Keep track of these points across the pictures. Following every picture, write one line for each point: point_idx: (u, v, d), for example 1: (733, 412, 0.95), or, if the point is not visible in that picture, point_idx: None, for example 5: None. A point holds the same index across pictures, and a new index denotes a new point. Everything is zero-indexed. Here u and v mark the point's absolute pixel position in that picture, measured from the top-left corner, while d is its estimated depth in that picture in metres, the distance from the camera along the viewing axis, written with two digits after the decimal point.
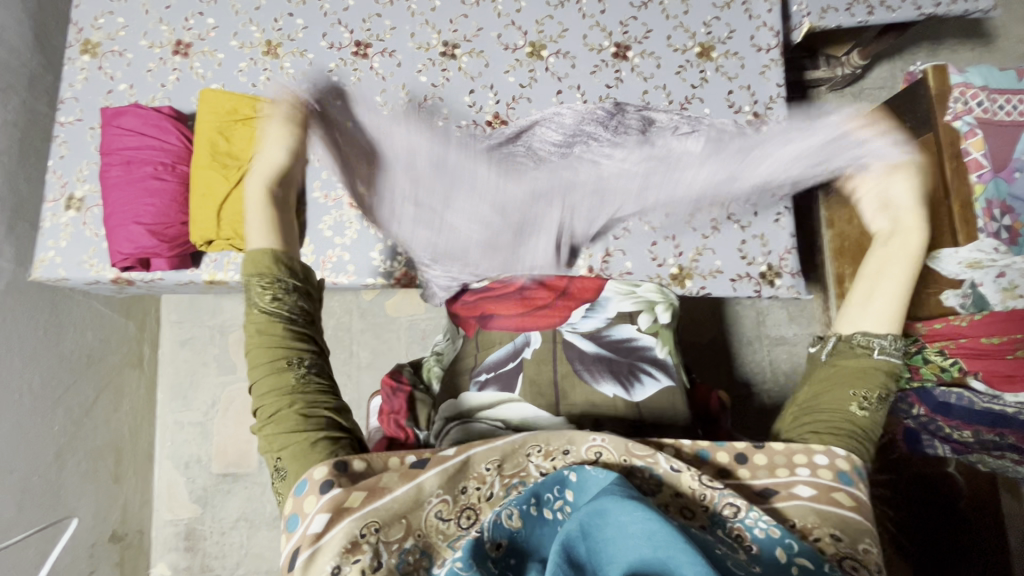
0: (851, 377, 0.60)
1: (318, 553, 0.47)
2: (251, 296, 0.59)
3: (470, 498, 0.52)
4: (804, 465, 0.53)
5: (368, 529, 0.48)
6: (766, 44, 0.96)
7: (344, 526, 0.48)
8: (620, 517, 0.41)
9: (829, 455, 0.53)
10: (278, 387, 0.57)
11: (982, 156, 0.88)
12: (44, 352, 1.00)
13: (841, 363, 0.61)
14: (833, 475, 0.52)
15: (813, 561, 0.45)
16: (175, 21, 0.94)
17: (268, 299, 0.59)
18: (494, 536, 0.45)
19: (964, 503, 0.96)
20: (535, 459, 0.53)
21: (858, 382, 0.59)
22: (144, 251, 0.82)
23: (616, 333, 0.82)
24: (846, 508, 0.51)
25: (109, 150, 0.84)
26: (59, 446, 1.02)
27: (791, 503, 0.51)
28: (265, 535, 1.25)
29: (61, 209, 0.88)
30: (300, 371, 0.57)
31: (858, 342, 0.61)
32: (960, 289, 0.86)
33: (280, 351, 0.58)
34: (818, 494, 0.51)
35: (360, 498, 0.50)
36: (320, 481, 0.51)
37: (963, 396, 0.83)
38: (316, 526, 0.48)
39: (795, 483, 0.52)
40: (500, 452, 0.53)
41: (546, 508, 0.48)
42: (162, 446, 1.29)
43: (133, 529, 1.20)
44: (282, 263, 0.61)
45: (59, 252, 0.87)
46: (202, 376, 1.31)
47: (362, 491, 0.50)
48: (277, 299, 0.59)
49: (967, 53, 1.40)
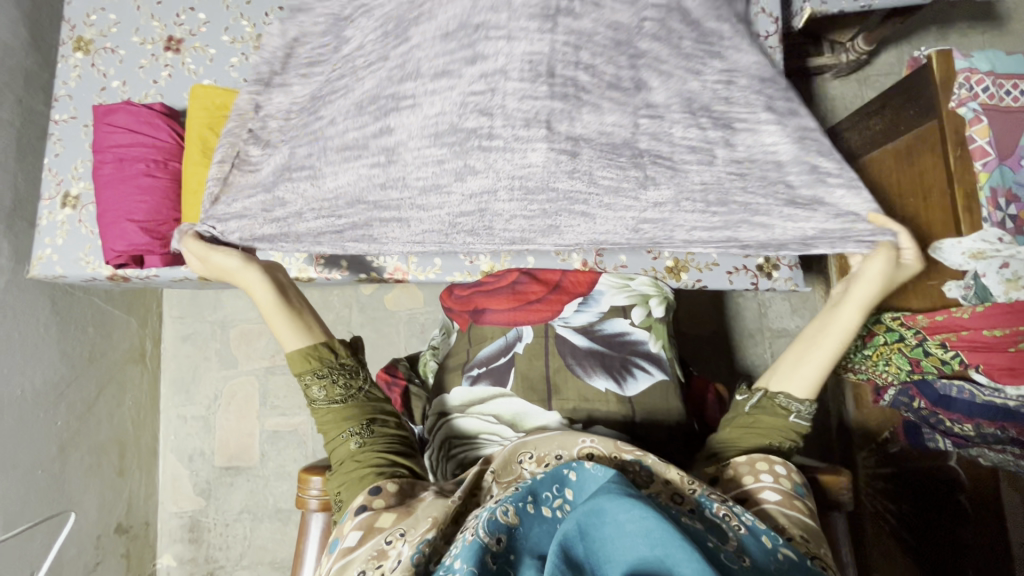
0: (769, 429, 0.62)
1: (348, 564, 0.51)
2: (308, 395, 0.66)
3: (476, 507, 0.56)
4: (767, 472, 0.56)
5: (394, 536, 0.51)
6: (765, 31, 0.95)
7: (371, 539, 0.52)
8: (617, 515, 0.41)
9: (787, 468, 0.57)
10: (344, 454, 0.63)
11: (988, 143, 0.86)
12: (44, 348, 1.01)
13: (762, 417, 0.63)
14: (790, 485, 0.55)
15: (795, 552, 0.45)
16: (167, 17, 0.93)
17: (318, 391, 0.65)
18: (491, 532, 0.45)
19: (963, 497, 0.91)
20: (529, 465, 0.57)
21: (772, 434, 0.62)
22: (135, 248, 0.80)
23: (609, 327, 0.81)
24: (807, 514, 0.53)
25: (102, 147, 0.83)
26: (62, 441, 1.04)
27: (760, 507, 0.53)
28: (268, 527, 1.27)
29: (57, 206, 0.88)
30: (355, 439, 0.63)
31: (781, 401, 0.62)
32: (964, 280, 0.85)
33: (339, 425, 0.64)
34: (783, 499, 0.54)
35: (390, 517, 0.54)
36: (358, 506, 0.56)
37: (963, 389, 0.82)
38: (350, 542, 0.52)
39: (762, 489, 0.54)
40: (498, 462, 0.58)
41: (544, 506, 0.48)
42: (166, 440, 1.31)
43: (139, 521, 1.23)
44: (315, 357, 0.66)
45: (56, 250, 0.87)
46: (204, 370, 1.32)
47: (393, 512, 0.54)
48: (326, 386, 0.65)
49: (978, 37, 1.36)
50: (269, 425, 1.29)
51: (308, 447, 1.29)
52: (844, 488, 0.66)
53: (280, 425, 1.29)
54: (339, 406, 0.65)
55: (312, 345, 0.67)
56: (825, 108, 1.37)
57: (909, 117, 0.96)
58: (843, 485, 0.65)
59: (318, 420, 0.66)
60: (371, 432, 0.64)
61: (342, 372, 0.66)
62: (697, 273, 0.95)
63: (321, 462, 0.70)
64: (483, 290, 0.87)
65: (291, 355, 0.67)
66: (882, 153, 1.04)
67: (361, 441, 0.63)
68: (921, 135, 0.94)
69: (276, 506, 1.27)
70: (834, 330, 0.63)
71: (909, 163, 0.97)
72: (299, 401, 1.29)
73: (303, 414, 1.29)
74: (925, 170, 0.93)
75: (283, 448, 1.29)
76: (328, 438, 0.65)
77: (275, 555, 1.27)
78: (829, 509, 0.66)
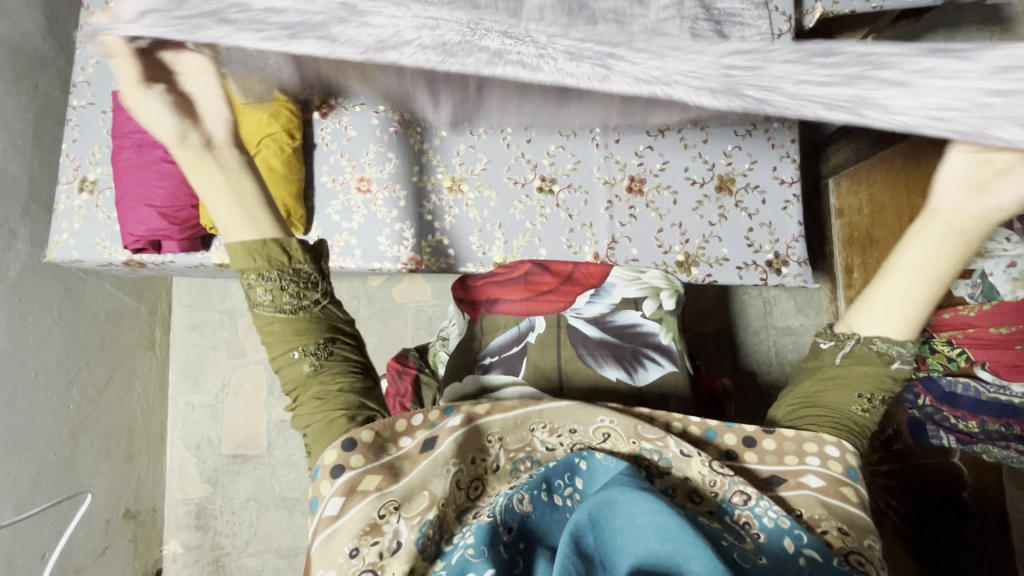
0: (861, 380, 0.56)
1: (337, 535, 0.49)
2: (249, 296, 0.53)
3: (478, 468, 0.54)
4: (815, 455, 0.54)
5: (388, 510, 0.50)
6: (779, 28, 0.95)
7: (361, 508, 0.50)
8: (628, 508, 0.43)
9: (840, 449, 0.54)
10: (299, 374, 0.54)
11: None
12: (58, 333, 1.02)
13: (855, 368, 0.57)
14: (840, 468, 0.53)
15: (819, 552, 0.45)
16: None
17: (264, 296, 0.53)
18: (506, 518, 0.47)
19: (968, 493, 0.98)
20: (540, 435, 0.56)
21: (861, 386, 0.57)
22: (155, 233, 0.81)
23: (620, 319, 0.82)
24: (849, 502, 0.51)
25: (120, 133, 0.83)
26: (74, 425, 1.05)
27: (797, 492, 0.52)
28: (275, 515, 1.28)
29: (74, 191, 0.89)
30: (310, 361, 0.54)
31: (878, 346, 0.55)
32: (970, 279, 0.86)
33: (287, 338, 0.54)
34: (826, 485, 0.52)
35: (377, 480, 0.51)
36: (332, 465, 0.51)
37: (969, 386, 0.83)
38: (333, 510, 0.50)
39: (805, 473, 0.53)
40: (502, 426, 0.56)
41: (557, 494, 0.50)
42: (174, 427, 1.32)
43: (147, 507, 1.24)
44: (267, 257, 0.53)
45: (73, 235, 0.88)
46: (212, 359, 1.33)
47: (378, 472, 0.51)
48: (275, 293, 0.53)
49: (986, 41, 1.37)
50: (277, 414, 1.30)
51: None
52: None
53: (287, 414, 1.30)
54: (291, 320, 0.54)
55: (261, 241, 0.53)
56: None
57: None
58: None
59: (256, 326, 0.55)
60: (329, 354, 0.56)
61: (295, 280, 0.54)
62: (707, 268, 1.02)
63: None
64: (494, 281, 0.89)
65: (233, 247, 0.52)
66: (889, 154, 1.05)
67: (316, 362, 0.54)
68: None
69: (283, 494, 1.28)
70: (929, 257, 0.50)
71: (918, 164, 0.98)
72: None
73: None
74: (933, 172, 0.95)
75: (290, 437, 1.30)
76: (272, 352, 0.55)
77: (281, 543, 1.28)
78: None
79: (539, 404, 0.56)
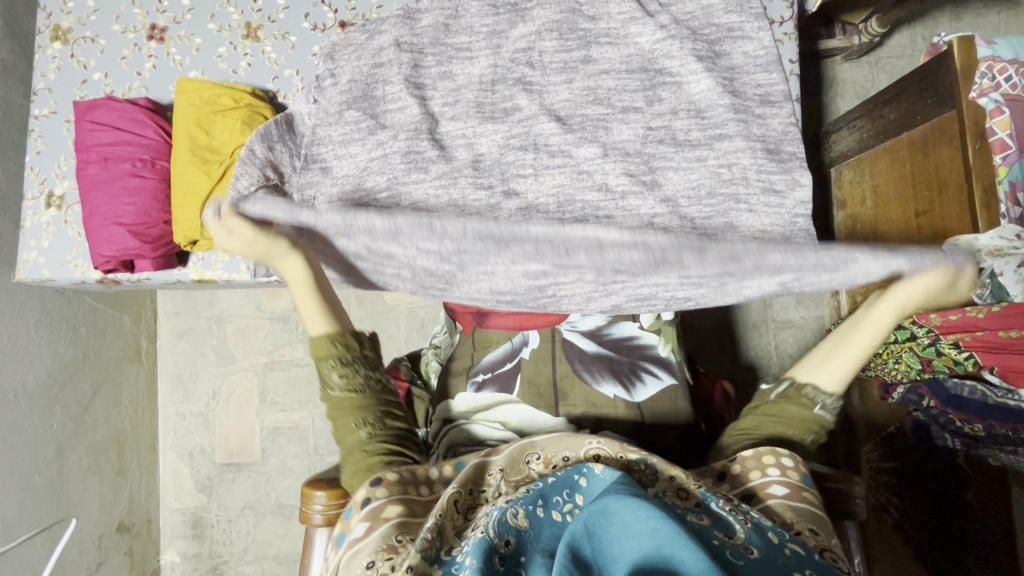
0: (793, 420, 0.65)
1: (357, 555, 0.51)
2: (325, 380, 0.65)
3: (478, 498, 0.56)
4: (774, 466, 0.58)
5: (405, 537, 0.52)
6: (779, 16, 0.90)
7: (380, 533, 0.52)
8: (624, 516, 0.41)
9: (794, 459, 0.58)
10: (356, 442, 0.63)
11: (1008, 136, 0.83)
12: (36, 351, 0.99)
13: (786, 406, 0.65)
14: (797, 477, 0.57)
15: (803, 548, 0.46)
16: (149, 3, 0.87)
17: (337, 379, 0.65)
18: (501, 533, 0.45)
19: (972, 494, 0.91)
20: (536, 466, 0.58)
21: (797, 425, 0.64)
22: (126, 253, 0.76)
23: (617, 331, 0.79)
24: (814, 504, 0.55)
25: (85, 146, 0.79)
26: (59, 443, 1.02)
27: (771, 502, 0.55)
28: (271, 522, 1.27)
29: (41, 207, 0.84)
30: (368, 430, 0.63)
31: (808, 394, 0.64)
32: (979, 279, 0.80)
33: (352, 413, 0.64)
34: (790, 492, 0.55)
35: (394, 510, 0.54)
36: (362, 500, 0.56)
37: (975, 389, 0.81)
38: (358, 533, 0.53)
39: (770, 484, 0.56)
40: (505, 460, 0.59)
41: (554, 510, 0.49)
42: (164, 437, 1.30)
43: (141, 519, 1.22)
44: (339, 344, 0.66)
45: (43, 252, 0.84)
46: (201, 367, 1.30)
47: (399, 504, 0.55)
48: (347, 378, 0.65)
49: (994, 16, 1.31)
50: (269, 421, 1.28)
51: (309, 442, 1.28)
52: (858, 497, 0.64)
53: (280, 421, 1.28)
54: (357, 394, 0.65)
55: (337, 334, 0.67)
56: (835, 92, 1.33)
57: (926, 106, 0.92)
58: (857, 493, 0.64)
59: (329, 409, 0.65)
60: (382, 424, 0.65)
61: (362, 363, 0.66)
62: None
63: (326, 474, 0.69)
64: None
65: (314, 339, 0.66)
66: (897, 143, 1.00)
67: (372, 434, 0.63)
68: (939, 126, 0.90)
69: (279, 502, 1.27)
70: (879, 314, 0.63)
71: (925, 153, 0.94)
72: (300, 396, 1.27)
73: (304, 410, 1.27)
74: (942, 163, 0.91)
75: (284, 444, 1.27)
76: (339, 429, 0.64)
77: (278, 550, 1.27)
78: (840, 518, 0.64)
79: (533, 446, 0.60)
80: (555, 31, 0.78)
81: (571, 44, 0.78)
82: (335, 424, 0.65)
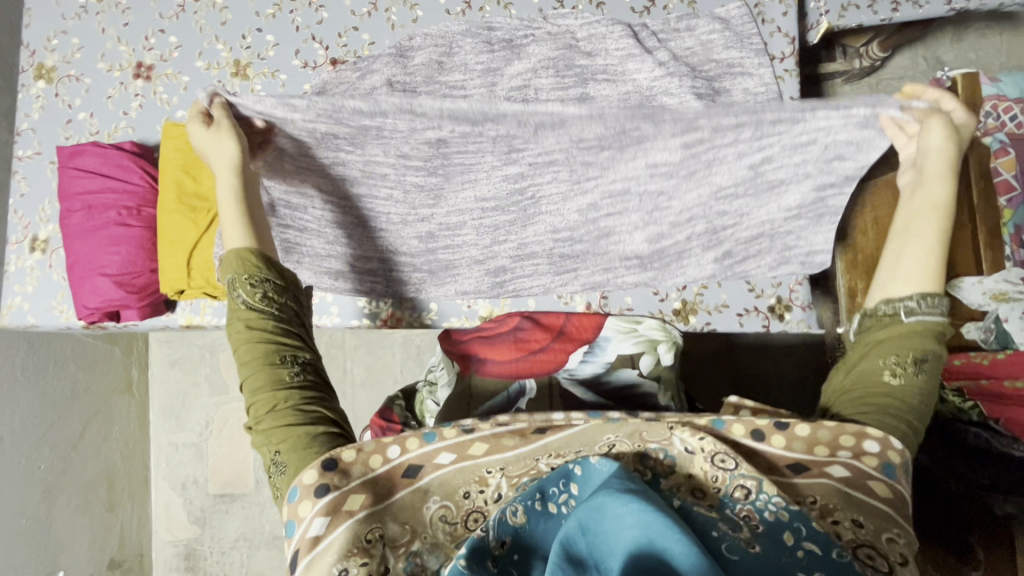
0: (889, 344, 0.48)
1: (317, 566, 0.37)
2: (233, 295, 0.49)
3: (471, 501, 0.39)
4: (849, 447, 0.40)
5: (377, 535, 0.38)
6: (780, 52, 0.88)
7: (346, 531, 0.38)
8: (615, 511, 0.32)
9: (881, 441, 0.41)
10: (267, 382, 0.46)
11: (1013, 176, 0.84)
12: (22, 390, 0.96)
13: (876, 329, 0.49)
14: (875, 464, 0.40)
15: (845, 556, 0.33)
16: (135, 40, 0.85)
17: (250, 293, 0.49)
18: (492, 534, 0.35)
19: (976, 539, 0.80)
20: (545, 459, 0.40)
21: (895, 346, 0.47)
22: (111, 303, 0.75)
23: (616, 380, 0.77)
24: (880, 498, 0.38)
25: (68, 194, 0.77)
26: (47, 484, 0.99)
27: (817, 480, 0.39)
28: (265, 554, 1.25)
29: (25, 251, 0.82)
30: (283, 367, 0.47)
31: (884, 311, 0.50)
32: (983, 323, 0.81)
33: (264, 342, 0.48)
34: (852, 476, 0.39)
35: (358, 502, 0.39)
36: (312, 486, 0.40)
37: (980, 435, 0.76)
38: (314, 532, 0.38)
39: (831, 463, 0.40)
40: (503, 453, 0.40)
41: (546, 502, 0.36)
42: (157, 467, 1.28)
43: (132, 552, 1.21)
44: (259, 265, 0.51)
45: (27, 298, 0.82)
46: (193, 397, 1.28)
47: (362, 491, 0.39)
48: (265, 298, 0.50)
49: (996, 37, 1.30)
50: None
51: None
52: None
53: None
54: (273, 323, 0.49)
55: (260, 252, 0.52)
56: None
57: None
58: None
59: (233, 335, 0.49)
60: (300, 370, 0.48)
61: (287, 291, 0.51)
62: (707, 315, 0.88)
63: None
64: (482, 336, 0.83)
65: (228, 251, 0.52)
66: None
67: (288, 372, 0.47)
68: None
69: (272, 533, 1.25)
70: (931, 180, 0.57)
71: None
72: None
73: None
74: None
75: None
76: (242, 361, 0.47)
77: None
78: None
79: (513, 424, 0.42)
80: (552, 68, 0.76)
81: (567, 81, 0.76)
82: (235, 357, 0.48)
